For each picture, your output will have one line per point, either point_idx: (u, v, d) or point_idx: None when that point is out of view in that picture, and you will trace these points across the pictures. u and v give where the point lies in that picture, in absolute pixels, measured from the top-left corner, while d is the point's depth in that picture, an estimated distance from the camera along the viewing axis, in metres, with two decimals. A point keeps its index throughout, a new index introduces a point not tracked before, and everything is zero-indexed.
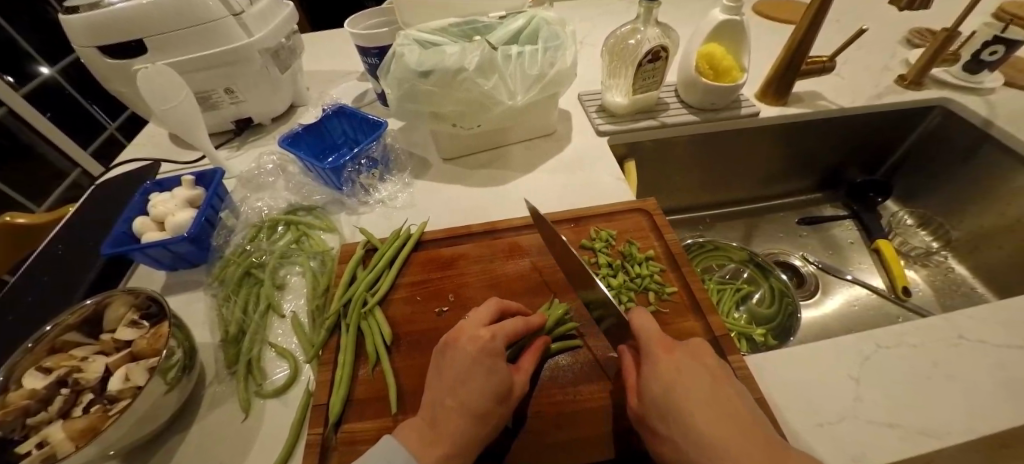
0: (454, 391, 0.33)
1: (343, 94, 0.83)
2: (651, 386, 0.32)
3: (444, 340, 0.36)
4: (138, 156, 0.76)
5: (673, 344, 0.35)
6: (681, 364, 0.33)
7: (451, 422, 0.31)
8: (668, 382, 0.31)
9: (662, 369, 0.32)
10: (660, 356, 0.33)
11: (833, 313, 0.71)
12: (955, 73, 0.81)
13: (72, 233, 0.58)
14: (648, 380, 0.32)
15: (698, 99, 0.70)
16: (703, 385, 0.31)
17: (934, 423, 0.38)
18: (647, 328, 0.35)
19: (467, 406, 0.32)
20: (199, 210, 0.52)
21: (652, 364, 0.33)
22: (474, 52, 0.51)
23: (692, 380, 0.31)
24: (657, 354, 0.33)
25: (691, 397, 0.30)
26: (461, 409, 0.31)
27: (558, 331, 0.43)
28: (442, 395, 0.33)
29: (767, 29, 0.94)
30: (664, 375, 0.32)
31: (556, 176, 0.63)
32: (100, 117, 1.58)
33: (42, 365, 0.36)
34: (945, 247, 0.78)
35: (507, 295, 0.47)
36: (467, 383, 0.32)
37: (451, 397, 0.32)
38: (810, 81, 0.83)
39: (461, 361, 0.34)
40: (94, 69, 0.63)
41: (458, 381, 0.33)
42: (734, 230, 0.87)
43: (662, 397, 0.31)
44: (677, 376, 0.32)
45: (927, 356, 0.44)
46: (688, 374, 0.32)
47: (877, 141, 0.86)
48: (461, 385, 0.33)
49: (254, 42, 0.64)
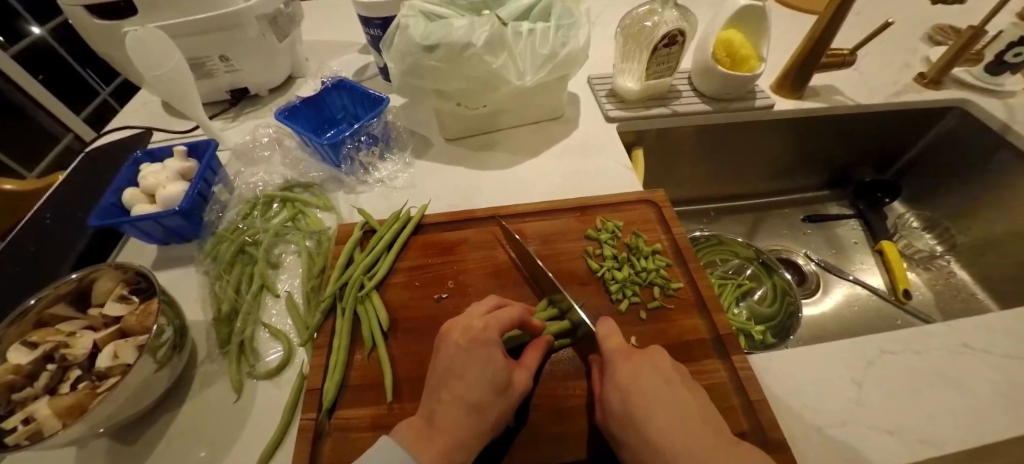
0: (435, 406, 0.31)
1: (344, 67, 0.79)
2: (614, 397, 0.32)
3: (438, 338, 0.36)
4: (129, 123, 0.73)
5: (634, 349, 0.35)
6: (646, 372, 0.33)
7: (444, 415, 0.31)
8: (631, 395, 0.31)
9: (622, 379, 0.32)
10: (619, 366, 0.33)
11: (832, 312, 0.70)
12: (976, 73, 0.78)
13: (59, 201, 0.56)
14: (612, 390, 0.32)
15: (712, 88, 0.68)
16: (666, 393, 0.31)
17: (931, 430, 0.38)
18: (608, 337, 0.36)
19: (460, 398, 0.31)
20: (192, 182, 0.50)
21: (614, 372, 0.33)
22: (482, 27, 0.49)
23: (648, 386, 0.31)
24: (617, 363, 0.34)
25: (645, 405, 0.30)
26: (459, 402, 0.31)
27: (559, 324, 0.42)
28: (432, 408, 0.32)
29: (787, 18, 0.90)
30: (625, 382, 0.32)
31: (562, 162, 0.61)
32: (93, 81, 1.53)
33: (27, 339, 0.35)
34: (949, 251, 0.78)
35: (509, 284, 0.46)
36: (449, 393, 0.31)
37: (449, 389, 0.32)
38: (828, 75, 0.80)
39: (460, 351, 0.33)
40: (81, 28, 0.60)
41: (443, 390, 0.32)
42: (739, 225, 0.85)
43: (625, 407, 0.31)
44: (636, 388, 0.31)
45: (929, 363, 0.43)
46: (649, 383, 0.32)
47: (891, 141, 0.84)
48: (456, 376, 0.32)
49: (251, 7, 0.60)
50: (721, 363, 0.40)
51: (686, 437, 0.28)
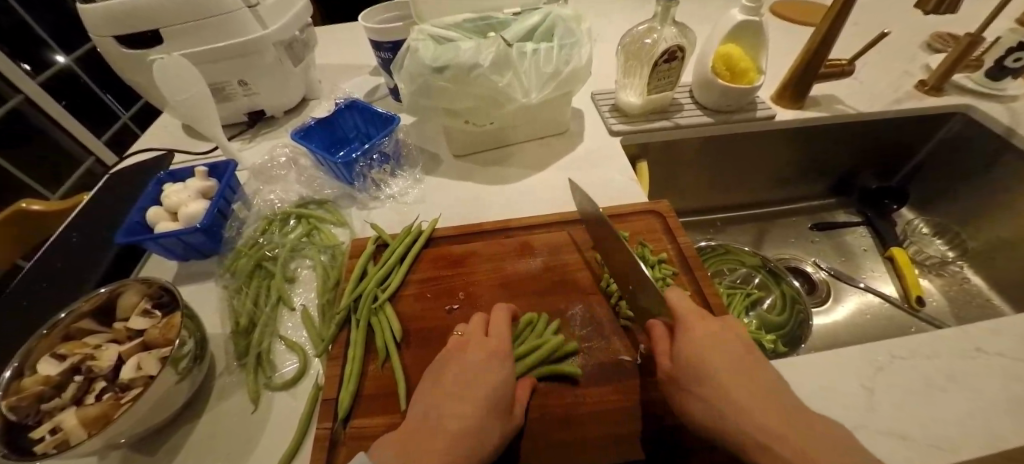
0: (438, 411, 0.33)
1: (354, 89, 0.83)
2: (685, 353, 0.34)
3: (446, 353, 0.38)
4: (152, 146, 0.76)
5: (706, 315, 0.37)
6: (719, 337, 0.35)
7: (451, 421, 0.32)
8: (704, 352, 0.34)
9: (700, 340, 0.34)
10: (697, 327, 0.35)
11: (845, 321, 0.70)
12: (978, 80, 0.79)
13: (86, 221, 0.58)
14: (682, 347, 0.35)
15: (713, 101, 0.69)
16: (737, 356, 0.33)
17: (946, 435, 0.37)
18: (681, 301, 0.38)
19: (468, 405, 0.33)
20: (212, 200, 0.53)
21: (687, 332, 0.36)
22: (489, 48, 0.51)
23: (726, 352, 0.33)
24: (694, 324, 0.36)
25: (724, 364, 0.32)
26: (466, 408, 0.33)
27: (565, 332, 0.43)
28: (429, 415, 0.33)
29: (785, 31, 0.92)
30: (699, 342, 0.34)
31: (568, 175, 0.62)
32: (114, 106, 1.59)
33: (56, 351, 0.36)
34: (961, 257, 0.77)
35: (520, 294, 0.47)
36: (453, 397, 0.34)
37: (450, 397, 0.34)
38: (828, 85, 0.82)
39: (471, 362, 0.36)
40: (110, 58, 0.63)
41: (448, 397, 0.34)
42: (745, 234, 0.86)
43: (701, 365, 0.33)
44: (714, 350, 0.34)
45: (943, 368, 0.43)
46: (722, 347, 0.34)
47: (895, 148, 0.84)
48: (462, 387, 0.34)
49: (268, 34, 0.64)
50: None
51: (756, 394, 0.31)
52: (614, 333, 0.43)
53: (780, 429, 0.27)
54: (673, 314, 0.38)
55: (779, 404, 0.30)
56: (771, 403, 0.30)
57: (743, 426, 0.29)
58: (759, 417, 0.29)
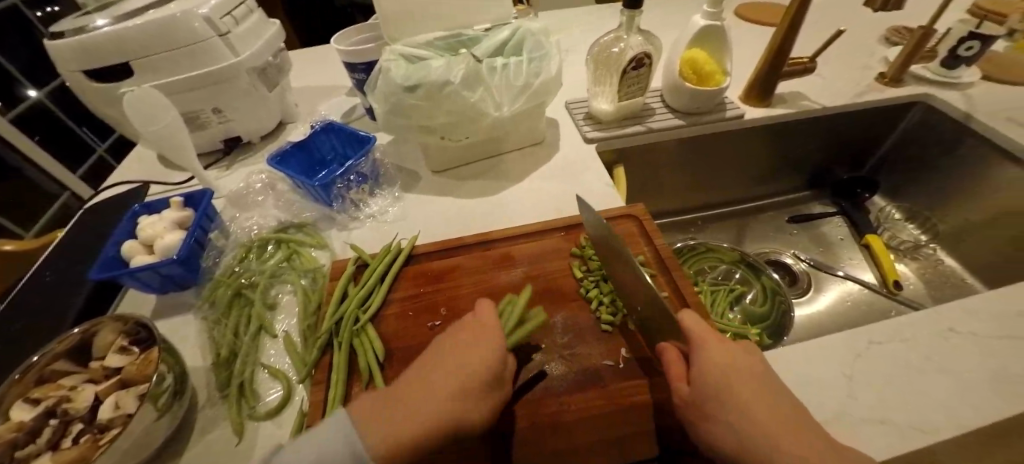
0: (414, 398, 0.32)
1: (331, 110, 0.83)
2: (705, 377, 0.32)
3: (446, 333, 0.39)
4: (127, 178, 0.75)
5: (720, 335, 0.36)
6: (736, 357, 0.33)
7: (427, 412, 0.31)
8: (724, 376, 0.32)
9: (720, 363, 0.33)
10: (715, 348, 0.34)
11: (827, 310, 0.71)
12: (934, 70, 0.83)
13: (60, 259, 0.57)
14: (700, 371, 0.33)
15: (683, 104, 0.71)
16: (755, 378, 0.32)
17: (924, 417, 0.38)
18: (696, 323, 0.35)
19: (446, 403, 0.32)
20: (189, 231, 0.52)
21: (704, 353, 0.33)
22: (459, 65, 0.52)
23: (744, 373, 0.32)
24: (710, 345, 0.34)
25: (745, 388, 0.31)
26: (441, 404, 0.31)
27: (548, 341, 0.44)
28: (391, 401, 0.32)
29: (749, 32, 0.95)
30: (718, 364, 0.33)
31: (546, 185, 0.63)
32: (90, 139, 1.57)
33: (29, 396, 0.35)
34: (934, 240, 0.80)
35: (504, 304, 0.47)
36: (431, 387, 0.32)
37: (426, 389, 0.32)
38: (793, 82, 0.85)
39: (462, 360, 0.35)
40: (80, 92, 0.63)
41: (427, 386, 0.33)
42: (726, 231, 0.87)
43: (723, 390, 0.31)
44: (733, 373, 0.32)
45: (918, 350, 0.44)
46: (740, 368, 0.33)
47: (862, 139, 0.87)
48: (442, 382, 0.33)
49: (241, 61, 0.64)
50: None
51: (776, 417, 0.30)
52: (597, 338, 0.44)
53: (802, 452, 0.27)
54: (687, 334, 0.36)
55: (798, 427, 0.29)
56: (790, 426, 0.29)
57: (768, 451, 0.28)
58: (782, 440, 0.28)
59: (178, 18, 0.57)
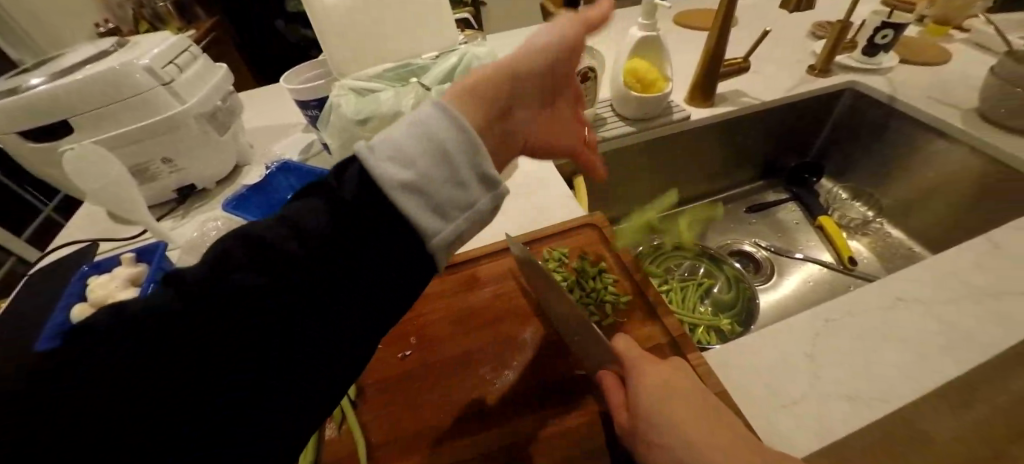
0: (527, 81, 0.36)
1: (286, 149, 0.82)
2: (645, 404, 0.34)
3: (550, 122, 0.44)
4: (75, 239, 0.72)
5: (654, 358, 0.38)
6: (673, 380, 0.35)
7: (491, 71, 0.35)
8: (662, 400, 0.33)
9: (654, 386, 0.35)
10: (648, 372, 0.36)
11: (792, 293, 0.75)
12: (857, 58, 0.90)
13: (2, 333, 0.54)
14: (638, 396, 0.34)
15: (631, 111, 0.75)
16: (695, 400, 0.33)
17: (881, 386, 0.41)
18: (630, 349, 0.38)
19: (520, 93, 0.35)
20: (143, 287, 0.50)
21: (640, 380, 0.35)
22: (408, 95, 0.54)
23: (677, 391, 0.34)
24: (646, 368, 0.36)
25: (676, 406, 0.33)
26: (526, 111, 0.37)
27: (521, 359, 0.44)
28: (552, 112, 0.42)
29: (688, 38, 1.01)
30: (652, 386, 0.35)
31: (509, 202, 0.64)
32: (35, 200, 1.48)
33: None
34: (880, 214, 0.85)
35: (471, 326, 0.47)
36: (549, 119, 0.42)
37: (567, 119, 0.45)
38: (733, 80, 0.90)
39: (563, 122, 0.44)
40: (16, 155, 0.60)
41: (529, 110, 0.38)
42: (691, 227, 0.90)
43: (656, 412, 0.33)
44: (666, 392, 0.34)
45: (871, 322, 0.47)
46: (678, 390, 0.34)
47: (804, 127, 0.93)
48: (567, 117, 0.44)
49: (188, 107, 0.63)
50: None
51: (712, 431, 0.31)
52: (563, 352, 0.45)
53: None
54: (622, 361, 0.38)
55: (738, 444, 0.30)
56: (722, 438, 0.30)
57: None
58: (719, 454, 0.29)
59: (117, 72, 0.56)
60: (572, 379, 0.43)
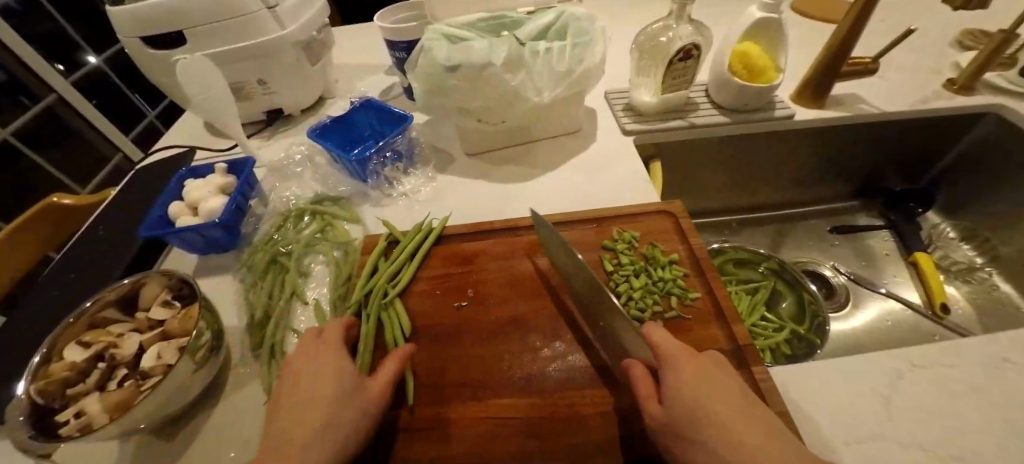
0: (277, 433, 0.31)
1: (369, 88, 0.85)
2: (681, 397, 0.30)
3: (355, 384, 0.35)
4: (176, 143, 0.79)
5: (691, 351, 0.34)
6: (713, 379, 0.31)
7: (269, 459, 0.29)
8: (700, 396, 0.30)
9: (694, 380, 0.31)
10: (685, 364, 0.32)
11: (865, 327, 0.67)
12: (1012, 78, 0.75)
13: (113, 214, 0.61)
14: (674, 389, 0.31)
15: (729, 100, 0.68)
16: (734, 401, 0.30)
17: (970, 449, 0.35)
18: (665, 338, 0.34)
19: (302, 440, 0.30)
20: (231, 196, 0.54)
21: (677, 372, 0.32)
22: (502, 47, 0.51)
23: (719, 390, 0.31)
24: (682, 360, 0.33)
25: (719, 403, 0.29)
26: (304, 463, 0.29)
27: (574, 335, 0.43)
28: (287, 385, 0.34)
29: (806, 29, 0.90)
30: (691, 381, 0.31)
31: (579, 174, 0.62)
32: (142, 104, 1.65)
33: (82, 339, 0.38)
34: (990, 263, 0.73)
35: (523, 292, 0.47)
36: (292, 431, 0.30)
37: (309, 376, 0.34)
38: (850, 84, 0.79)
39: (310, 392, 0.33)
40: (136, 59, 0.66)
41: (281, 433, 0.31)
42: (762, 236, 0.84)
43: (700, 408, 0.29)
44: (708, 389, 0.30)
45: (970, 378, 0.40)
46: (718, 389, 0.31)
47: (923, 149, 0.81)
48: (324, 383, 0.33)
49: (286, 35, 0.65)
50: (743, 374, 0.39)
51: (765, 436, 0.28)
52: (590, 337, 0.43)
53: None
54: (657, 354, 0.34)
55: (781, 449, 0.26)
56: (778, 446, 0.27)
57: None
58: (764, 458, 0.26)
59: None
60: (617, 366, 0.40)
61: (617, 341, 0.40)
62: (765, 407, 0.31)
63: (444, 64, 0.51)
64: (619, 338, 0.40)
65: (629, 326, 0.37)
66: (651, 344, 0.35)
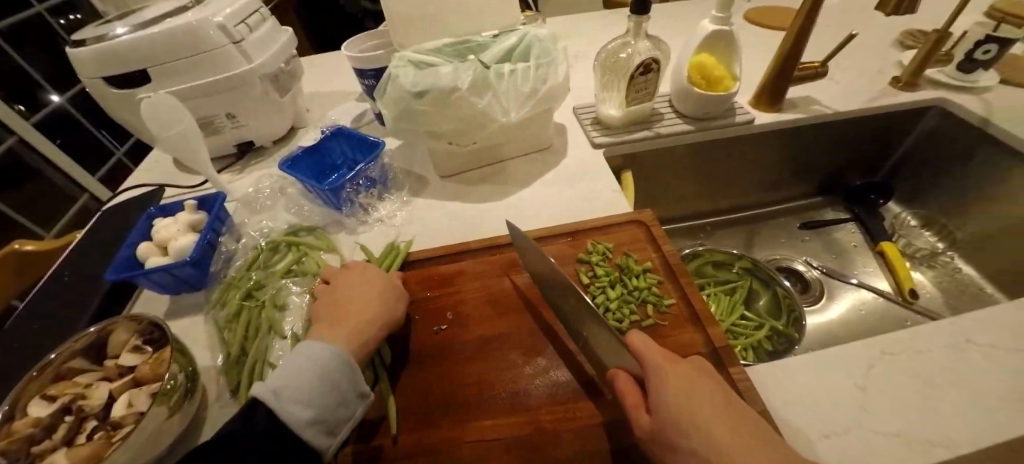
0: (342, 300, 0.43)
1: (342, 115, 0.85)
2: (665, 404, 0.31)
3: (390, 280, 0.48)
4: (145, 181, 0.78)
5: (676, 357, 0.35)
6: (696, 384, 0.32)
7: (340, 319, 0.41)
8: (680, 400, 0.31)
9: (675, 385, 0.32)
10: (666, 369, 0.33)
11: (840, 319, 0.70)
12: (950, 74, 0.80)
13: (79, 259, 0.59)
14: (659, 397, 0.31)
15: (691, 108, 0.71)
16: (714, 403, 0.31)
17: (940, 431, 0.36)
18: (645, 345, 0.34)
19: (364, 303, 0.42)
20: (201, 233, 0.53)
21: (658, 381, 0.32)
22: (467, 71, 0.53)
23: (702, 395, 0.31)
24: (664, 367, 0.33)
25: (700, 408, 0.30)
26: (365, 304, 0.42)
27: (561, 348, 0.44)
28: (342, 281, 0.46)
29: (760, 38, 0.95)
30: (672, 388, 0.31)
31: (553, 189, 0.63)
32: (108, 141, 1.61)
33: (47, 393, 0.36)
34: (951, 247, 0.77)
35: (506, 309, 0.48)
36: (355, 300, 0.43)
37: (363, 273, 0.47)
38: (803, 87, 0.84)
39: (362, 274, 0.47)
40: (100, 99, 0.65)
41: (345, 301, 0.43)
42: (736, 236, 0.87)
43: (683, 415, 0.30)
44: (689, 394, 0.31)
45: (934, 360, 0.42)
46: (698, 391, 0.31)
47: (877, 144, 0.85)
48: (376, 274, 0.47)
49: (254, 68, 0.65)
50: (721, 376, 0.40)
51: (749, 441, 0.28)
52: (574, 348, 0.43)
53: None
54: (641, 362, 0.34)
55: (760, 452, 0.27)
56: (757, 449, 0.28)
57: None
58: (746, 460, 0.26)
59: (194, 27, 0.59)
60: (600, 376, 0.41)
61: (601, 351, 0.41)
62: (743, 405, 0.32)
63: (413, 88, 0.52)
64: (601, 345, 0.41)
65: (614, 332, 0.37)
66: (633, 353, 0.35)
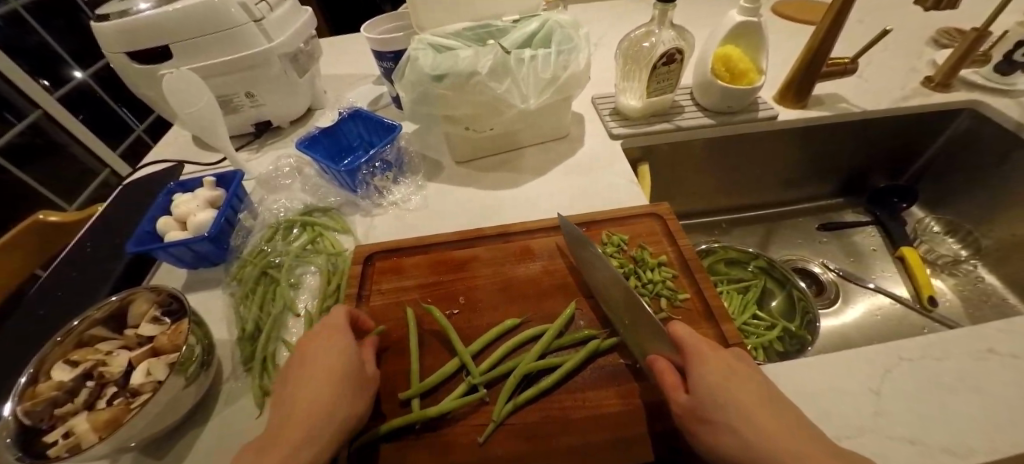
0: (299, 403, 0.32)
1: (359, 97, 0.85)
2: (703, 381, 0.31)
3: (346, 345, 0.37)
4: (165, 157, 0.79)
5: (714, 343, 0.35)
6: (736, 369, 0.32)
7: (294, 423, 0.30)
8: (721, 379, 0.31)
9: (715, 366, 0.32)
10: (709, 352, 0.33)
11: (855, 323, 0.68)
12: (986, 74, 0.77)
13: (101, 230, 0.61)
14: (699, 377, 0.31)
15: (713, 102, 0.70)
16: (753, 386, 0.31)
17: (956, 440, 0.36)
18: (689, 335, 0.35)
19: (312, 409, 0.31)
20: (219, 210, 0.54)
21: (699, 365, 0.32)
22: (487, 55, 0.52)
23: (742, 377, 0.31)
24: (704, 352, 0.33)
25: (740, 388, 0.30)
26: (316, 398, 0.32)
27: (586, 337, 0.43)
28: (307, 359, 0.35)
29: (788, 31, 0.92)
30: (715, 372, 0.31)
31: (568, 179, 0.62)
32: (128, 118, 1.64)
33: (69, 358, 0.37)
34: (975, 255, 0.74)
35: (574, 298, 0.47)
36: (299, 404, 0.32)
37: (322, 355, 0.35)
38: (830, 84, 0.81)
39: (322, 344, 0.36)
40: (123, 74, 0.65)
41: (291, 404, 0.32)
42: (751, 236, 0.85)
43: (721, 393, 0.29)
44: (729, 374, 0.31)
45: (954, 369, 0.41)
46: (739, 374, 0.31)
47: (902, 147, 0.82)
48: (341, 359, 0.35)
49: (274, 47, 0.65)
50: None
51: (787, 423, 0.28)
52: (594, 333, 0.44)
53: (802, 451, 0.25)
54: (682, 347, 0.35)
55: (797, 430, 0.27)
56: (788, 425, 0.27)
57: (773, 450, 0.25)
58: (788, 444, 0.25)
59: (216, 5, 0.59)
60: (613, 367, 0.41)
61: (631, 339, 0.41)
62: (783, 398, 0.31)
63: (431, 71, 0.51)
64: (635, 335, 0.41)
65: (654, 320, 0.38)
66: (676, 342, 0.36)
